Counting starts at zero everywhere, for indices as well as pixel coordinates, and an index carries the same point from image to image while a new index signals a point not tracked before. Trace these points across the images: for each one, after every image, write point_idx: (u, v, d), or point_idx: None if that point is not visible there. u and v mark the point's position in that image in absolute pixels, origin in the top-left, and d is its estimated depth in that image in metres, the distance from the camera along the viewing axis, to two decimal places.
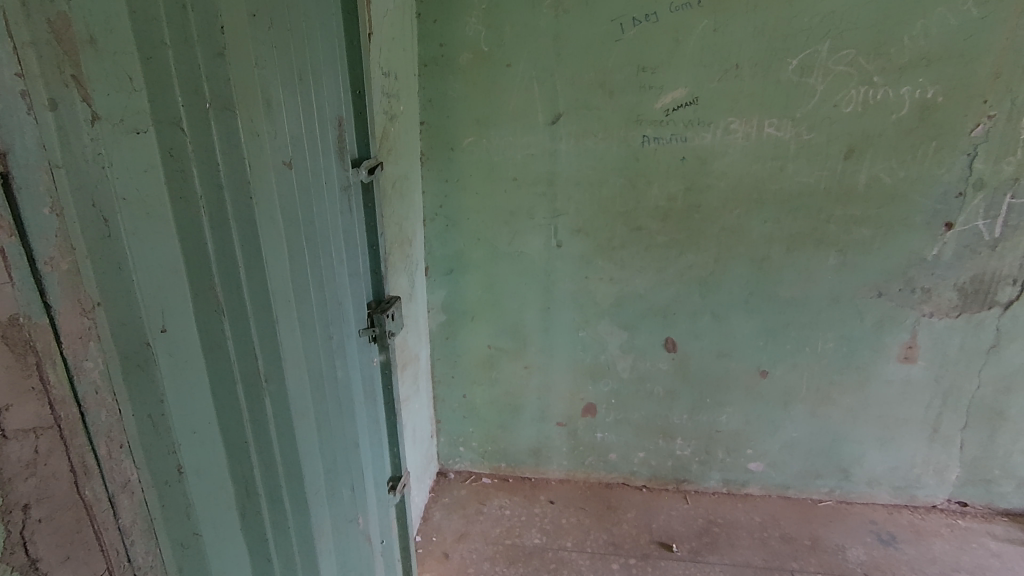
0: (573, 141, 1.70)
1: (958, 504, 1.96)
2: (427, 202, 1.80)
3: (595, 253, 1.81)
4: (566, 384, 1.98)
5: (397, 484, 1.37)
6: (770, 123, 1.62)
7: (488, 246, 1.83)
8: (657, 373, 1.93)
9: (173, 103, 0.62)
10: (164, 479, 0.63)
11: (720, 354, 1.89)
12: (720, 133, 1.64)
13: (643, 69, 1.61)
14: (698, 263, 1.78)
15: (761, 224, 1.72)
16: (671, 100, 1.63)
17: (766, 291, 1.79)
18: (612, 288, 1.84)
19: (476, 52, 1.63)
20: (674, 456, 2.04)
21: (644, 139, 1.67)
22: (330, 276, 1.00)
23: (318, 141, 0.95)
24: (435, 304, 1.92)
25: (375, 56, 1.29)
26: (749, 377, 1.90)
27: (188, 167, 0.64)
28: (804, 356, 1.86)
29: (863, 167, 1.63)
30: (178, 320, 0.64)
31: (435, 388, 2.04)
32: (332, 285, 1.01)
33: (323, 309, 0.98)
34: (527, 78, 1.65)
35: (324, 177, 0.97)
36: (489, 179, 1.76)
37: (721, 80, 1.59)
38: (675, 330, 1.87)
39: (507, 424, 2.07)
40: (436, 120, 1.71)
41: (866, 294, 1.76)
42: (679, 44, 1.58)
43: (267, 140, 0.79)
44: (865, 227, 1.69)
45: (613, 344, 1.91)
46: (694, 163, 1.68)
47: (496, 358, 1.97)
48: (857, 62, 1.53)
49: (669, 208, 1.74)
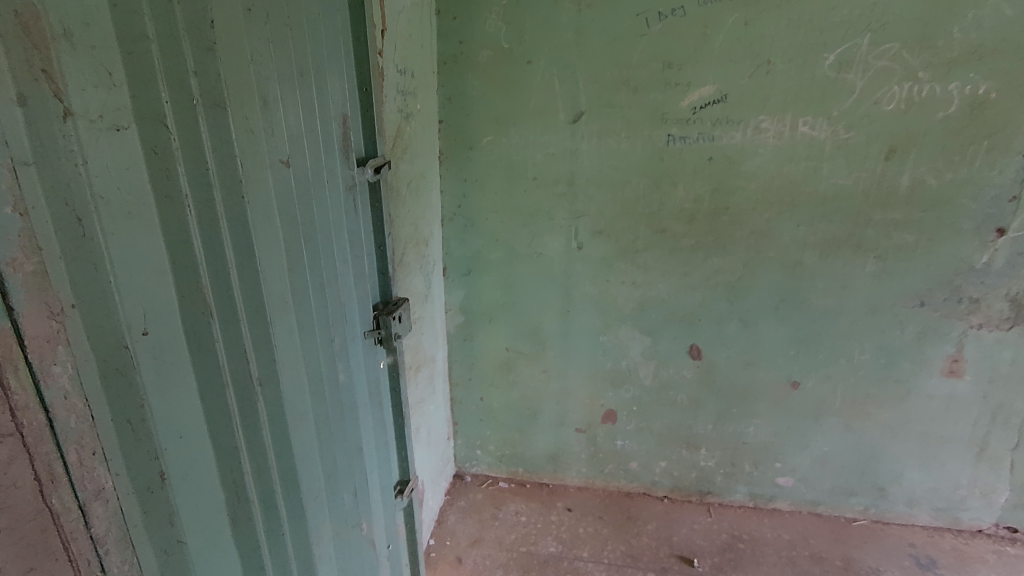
0: (595, 140, 1.64)
1: (1007, 530, 1.83)
2: (445, 201, 1.77)
3: (617, 255, 1.75)
4: (585, 389, 1.93)
5: (404, 488, 1.35)
6: (804, 121, 1.53)
7: (507, 247, 1.79)
8: (681, 381, 1.86)
9: (157, 100, 0.60)
10: (146, 484, 0.61)
11: (748, 363, 1.80)
12: (750, 132, 1.57)
13: (669, 66, 1.54)
14: (725, 267, 1.71)
15: (792, 228, 1.64)
16: (699, 97, 1.56)
17: (797, 298, 1.70)
18: (634, 292, 1.78)
19: (496, 49, 1.60)
20: (697, 467, 1.96)
21: (669, 138, 1.61)
22: (332, 277, 0.98)
23: (319, 139, 0.92)
24: (453, 305, 1.89)
25: (390, 52, 1.26)
26: (779, 389, 1.81)
27: (174, 165, 0.63)
28: (838, 367, 1.76)
29: (906, 168, 1.53)
30: (162, 321, 0.62)
31: (452, 390, 2.01)
32: (334, 286, 0.99)
33: (324, 310, 0.96)
34: (547, 75, 1.60)
35: (327, 176, 0.95)
36: (508, 179, 1.72)
37: (752, 76, 1.52)
38: (700, 336, 1.80)
39: (525, 429, 2.02)
40: (454, 118, 1.68)
41: (907, 303, 1.65)
42: (707, 39, 1.51)
43: (263, 138, 0.77)
44: (908, 231, 1.58)
45: (634, 350, 1.85)
46: (722, 163, 1.61)
47: (514, 361, 1.93)
48: (901, 56, 1.44)
49: (695, 210, 1.67)
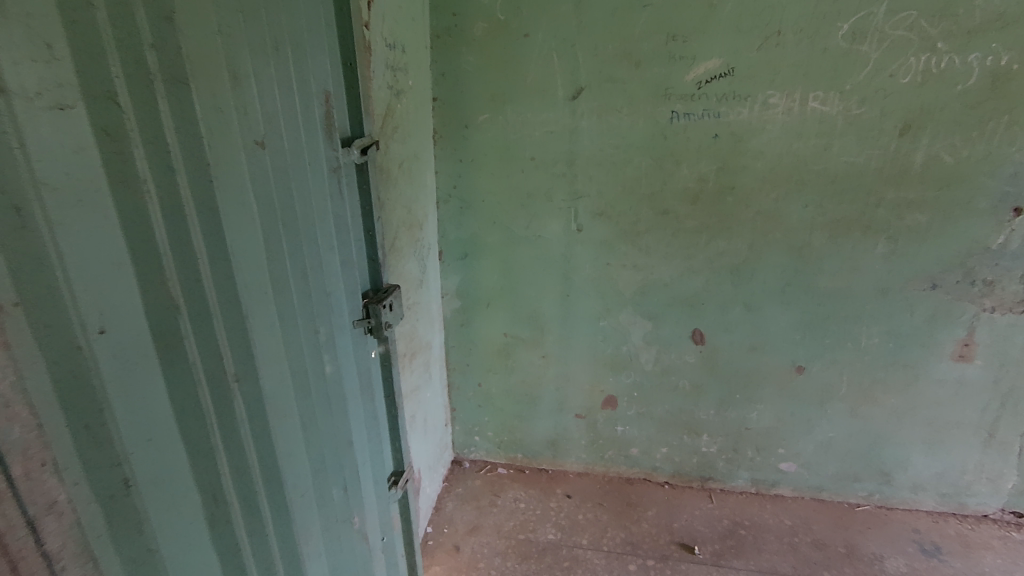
0: (595, 118, 1.58)
1: (1013, 516, 1.80)
2: (440, 183, 1.71)
3: (618, 237, 1.69)
4: (585, 375, 1.89)
5: (398, 479, 1.32)
6: (815, 96, 1.46)
7: (504, 230, 1.74)
8: (683, 367, 1.82)
9: (108, 74, 0.54)
10: (109, 493, 0.57)
11: (752, 348, 1.75)
12: (758, 108, 1.50)
13: (673, 38, 1.47)
14: (729, 249, 1.65)
15: (800, 209, 1.57)
16: (704, 71, 1.48)
17: (804, 281, 1.65)
18: (636, 275, 1.73)
19: (491, 22, 1.52)
20: (699, 453, 1.93)
21: (673, 115, 1.54)
22: (316, 265, 0.93)
23: (298, 118, 0.86)
24: (449, 290, 1.84)
25: (379, 24, 1.19)
26: (783, 374, 1.77)
27: (130, 147, 0.57)
28: (845, 352, 1.71)
29: (920, 145, 1.46)
30: (121, 318, 0.57)
31: (449, 376, 1.97)
32: (318, 275, 0.94)
33: (308, 301, 0.91)
34: (545, 49, 1.53)
35: (307, 158, 0.89)
36: (505, 159, 1.66)
37: (760, 48, 1.44)
38: (703, 321, 1.75)
39: (524, 414, 1.99)
40: (449, 96, 1.61)
41: (918, 286, 1.59)
42: (714, 9, 1.43)
43: (233, 117, 0.72)
44: (921, 212, 1.52)
45: (635, 335, 1.80)
46: (728, 141, 1.54)
47: (512, 346, 1.89)
48: (918, 26, 1.36)
49: (699, 190, 1.60)
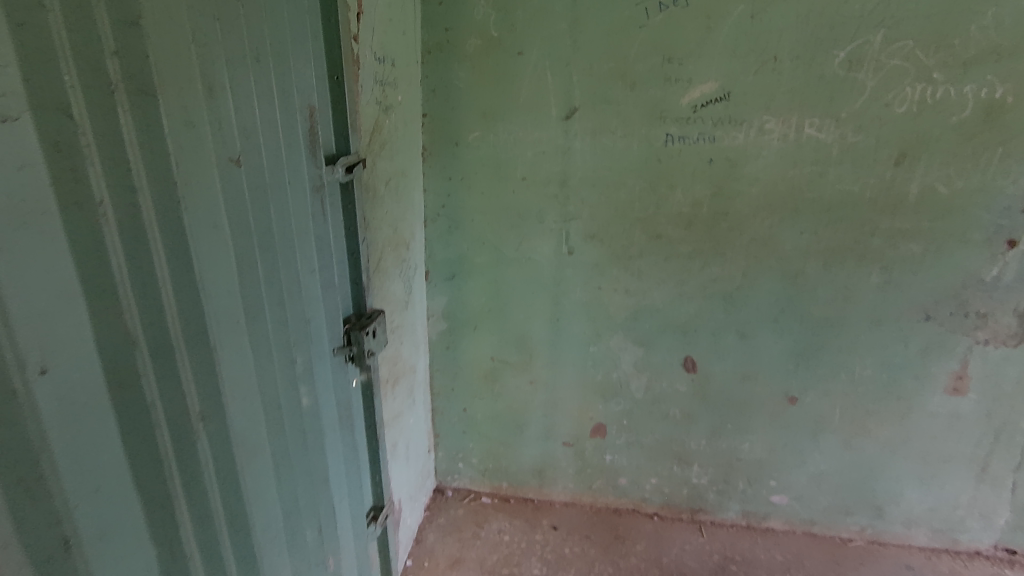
0: (588, 139, 1.54)
1: (1005, 552, 1.77)
2: (428, 201, 1.66)
3: (610, 261, 1.65)
4: (574, 402, 1.83)
5: (378, 515, 1.24)
6: (811, 122, 1.44)
7: (493, 251, 1.69)
8: (675, 395, 1.77)
9: (62, 83, 0.48)
10: (43, 555, 0.50)
11: (745, 377, 1.72)
12: (753, 133, 1.47)
13: (669, 60, 1.45)
14: (723, 276, 1.62)
15: (795, 236, 1.55)
16: (700, 95, 1.46)
17: (798, 310, 1.62)
18: (628, 301, 1.68)
19: (484, 38, 1.49)
20: (689, 484, 1.88)
21: (667, 138, 1.51)
22: (294, 290, 0.86)
23: (279, 132, 0.80)
24: (435, 311, 1.78)
25: (368, 37, 1.14)
26: (776, 404, 1.73)
27: (85, 165, 0.51)
28: (838, 383, 1.68)
29: (916, 175, 1.45)
30: (68, 355, 0.51)
31: (433, 401, 1.90)
32: (297, 301, 0.87)
33: (284, 329, 0.84)
34: (539, 68, 1.49)
35: (288, 176, 0.83)
36: (496, 178, 1.61)
37: (757, 73, 1.42)
38: (695, 348, 1.71)
39: (510, 441, 1.92)
40: (439, 112, 1.57)
41: (912, 317, 1.57)
42: (711, 32, 1.41)
43: (205, 132, 0.66)
44: (916, 242, 1.50)
45: (626, 362, 1.76)
46: (723, 165, 1.51)
47: (499, 371, 1.83)
48: (914, 55, 1.35)
49: (693, 215, 1.57)
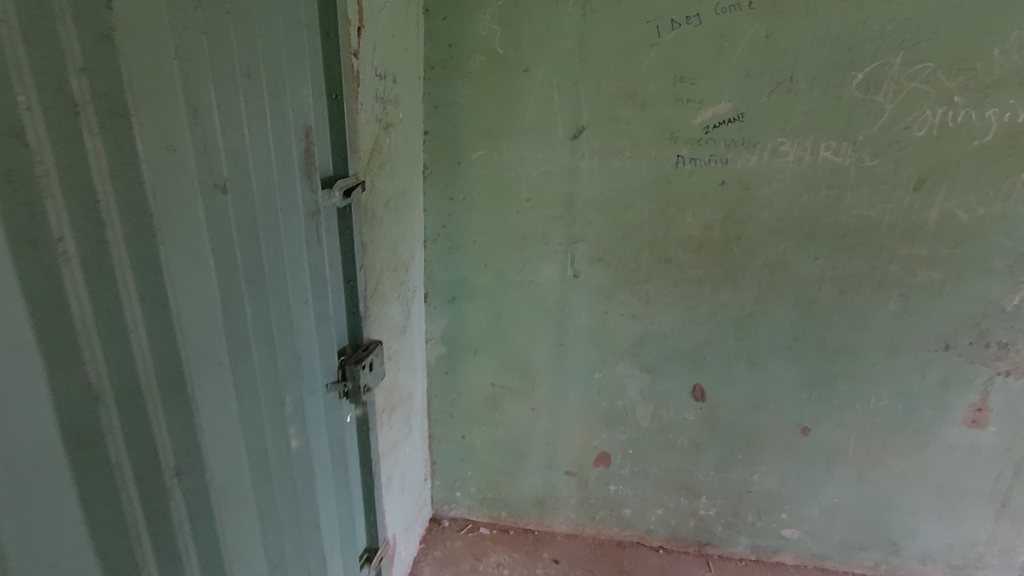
0: (596, 159, 1.49)
1: None
2: (429, 221, 1.60)
3: (617, 285, 1.59)
4: (577, 429, 1.76)
5: (372, 557, 1.17)
6: (827, 145, 1.39)
7: (496, 273, 1.62)
8: (682, 424, 1.70)
9: (15, 104, 0.42)
10: None
11: (755, 406, 1.65)
12: (767, 156, 1.42)
13: (681, 79, 1.40)
14: (734, 302, 1.56)
15: (809, 262, 1.49)
16: (712, 115, 1.41)
17: (812, 337, 1.56)
18: (634, 326, 1.62)
19: (489, 54, 1.43)
20: (696, 516, 1.80)
21: (678, 159, 1.45)
22: (285, 325, 0.79)
23: (272, 155, 0.74)
24: (434, 335, 1.71)
25: (370, 52, 1.08)
26: (788, 434, 1.66)
27: (40, 196, 0.44)
28: (853, 414, 1.61)
29: (936, 201, 1.40)
30: (14, 416, 0.43)
31: (431, 427, 1.82)
32: (288, 336, 0.80)
33: (273, 368, 0.77)
34: (546, 86, 1.44)
35: (281, 202, 0.76)
36: (499, 198, 1.55)
37: (772, 94, 1.38)
38: (704, 376, 1.64)
39: (510, 470, 1.84)
40: (442, 130, 1.51)
41: (930, 346, 1.51)
42: (724, 52, 1.36)
43: (188, 155, 0.59)
44: (935, 269, 1.45)
45: (632, 389, 1.69)
46: (735, 188, 1.46)
47: (500, 397, 1.76)
48: (935, 78, 1.31)
49: (703, 238, 1.51)
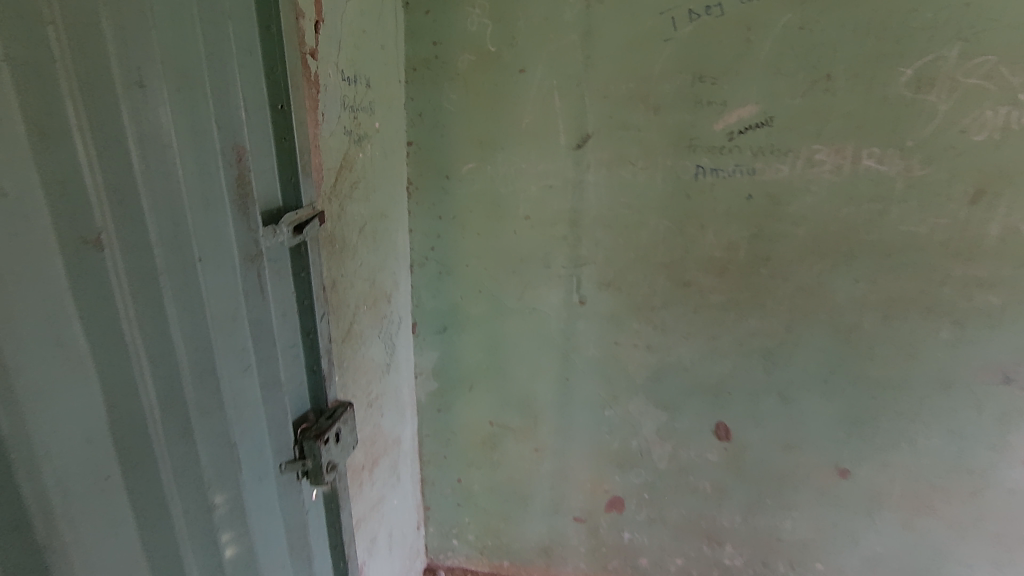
0: (603, 171, 1.30)
1: None
2: (415, 243, 1.42)
3: (628, 312, 1.41)
4: (586, 472, 1.57)
5: None
6: (870, 152, 1.21)
7: (492, 300, 1.44)
8: (704, 465, 1.52)
9: None
10: None
11: (786, 446, 1.47)
12: (800, 165, 1.24)
13: (700, 79, 1.22)
14: (762, 330, 1.37)
15: (849, 285, 1.31)
16: (737, 120, 1.23)
17: (851, 369, 1.37)
18: (649, 358, 1.44)
19: (479, 53, 1.26)
20: (720, 566, 1.61)
21: (697, 171, 1.27)
22: (212, 406, 0.61)
23: (184, 188, 0.55)
24: (424, 369, 1.53)
25: (334, 52, 0.91)
26: (823, 476, 1.48)
27: None
28: (898, 454, 1.43)
29: (996, 215, 1.21)
30: None
31: (423, 470, 1.64)
32: (216, 420, 0.62)
33: (194, 465, 0.59)
34: (545, 88, 1.27)
35: (199, 247, 0.57)
36: (494, 217, 1.37)
37: (806, 94, 1.19)
38: (728, 413, 1.46)
39: (512, 516, 1.66)
40: (427, 140, 1.33)
41: (988, 379, 1.32)
42: (751, 46, 1.18)
43: (35, 202, 0.41)
44: (994, 293, 1.26)
45: (647, 428, 1.51)
46: (764, 202, 1.28)
47: (498, 437, 1.57)
48: (997, 73, 1.12)
49: (727, 260, 1.33)
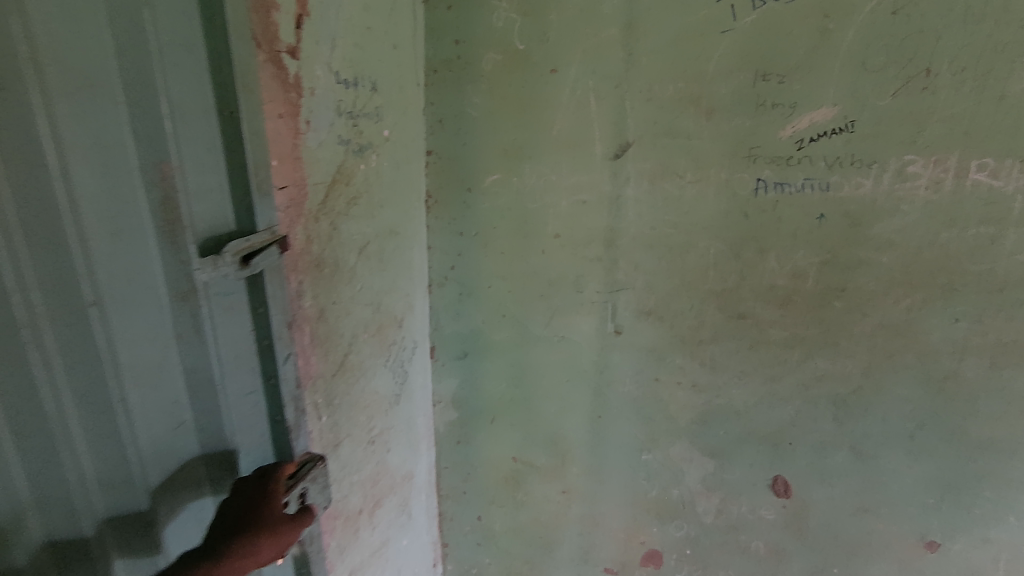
0: (645, 185, 1.13)
1: None
2: (435, 261, 1.30)
3: (672, 346, 1.22)
4: (620, 520, 1.40)
5: None
6: (980, 165, 0.98)
7: (517, 326, 1.30)
8: (758, 524, 1.31)
9: None
10: None
11: (860, 510, 1.24)
12: (888, 180, 1.02)
13: (764, 77, 1.03)
14: (833, 374, 1.16)
15: (946, 325, 1.07)
16: (809, 125, 1.03)
17: (947, 426, 1.13)
18: (695, 398, 1.25)
19: (506, 52, 1.13)
20: None
21: (758, 185, 1.08)
22: (114, 469, 0.53)
23: (70, 219, 0.46)
24: (443, 397, 1.41)
25: (326, 51, 0.79)
26: (906, 549, 1.24)
27: None
28: (1005, 531, 1.17)
29: None
30: None
31: (441, 504, 1.52)
32: (120, 483, 0.54)
33: (77, 537, 0.51)
34: (579, 90, 1.11)
35: (93, 288, 0.49)
36: (521, 234, 1.23)
37: (898, 93, 0.98)
38: (789, 467, 1.25)
39: (537, 561, 1.50)
40: (448, 149, 1.21)
41: None
42: (828, 37, 0.98)
43: None
44: None
45: (691, 476, 1.31)
46: (840, 223, 1.06)
47: (523, 475, 1.42)
48: None
49: (792, 290, 1.13)
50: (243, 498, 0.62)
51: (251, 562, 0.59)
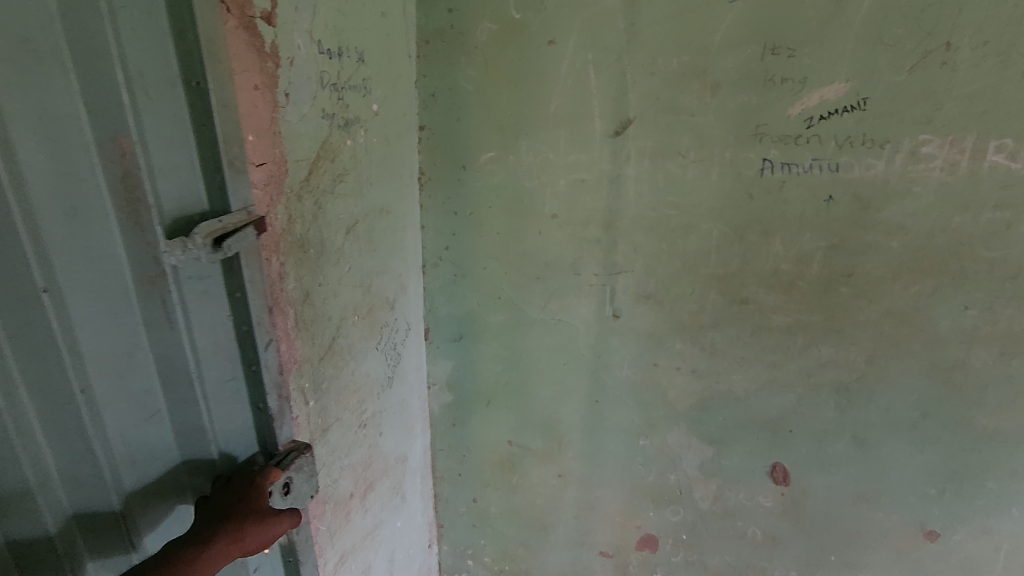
0: (646, 164, 1.09)
1: None
2: (429, 242, 1.26)
3: (670, 331, 1.19)
4: (616, 505, 1.39)
5: None
6: (999, 145, 0.93)
7: (513, 308, 1.27)
8: (755, 511, 1.29)
9: None
10: None
11: (859, 498, 1.22)
12: (901, 161, 0.98)
13: (773, 50, 0.97)
14: (836, 362, 1.13)
15: (955, 313, 1.03)
16: (819, 102, 0.98)
17: (952, 415, 1.10)
18: (694, 384, 1.22)
19: (503, 23, 1.07)
20: None
21: (764, 165, 1.03)
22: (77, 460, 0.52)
23: (13, 200, 0.44)
24: (438, 380, 1.39)
25: (306, 19, 0.75)
26: (904, 538, 1.22)
27: None
28: (1006, 522, 1.15)
29: None
30: None
31: (437, 486, 1.51)
32: (85, 471, 0.53)
33: (40, 531, 0.50)
34: (578, 63, 1.06)
35: (44, 274, 0.47)
36: (517, 214, 1.19)
37: (914, 68, 0.93)
38: (788, 454, 1.22)
39: (532, 544, 1.49)
40: (442, 125, 1.17)
41: None
42: (843, 7, 0.93)
43: None
44: None
45: (687, 463, 1.30)
46: (849, 206, 1.02)
47: (518, 458, 1.41)
48: None
49: (796, 275, 1.09)
50: (227, 492, 0.61)
51: (236, 549, 0.57)
